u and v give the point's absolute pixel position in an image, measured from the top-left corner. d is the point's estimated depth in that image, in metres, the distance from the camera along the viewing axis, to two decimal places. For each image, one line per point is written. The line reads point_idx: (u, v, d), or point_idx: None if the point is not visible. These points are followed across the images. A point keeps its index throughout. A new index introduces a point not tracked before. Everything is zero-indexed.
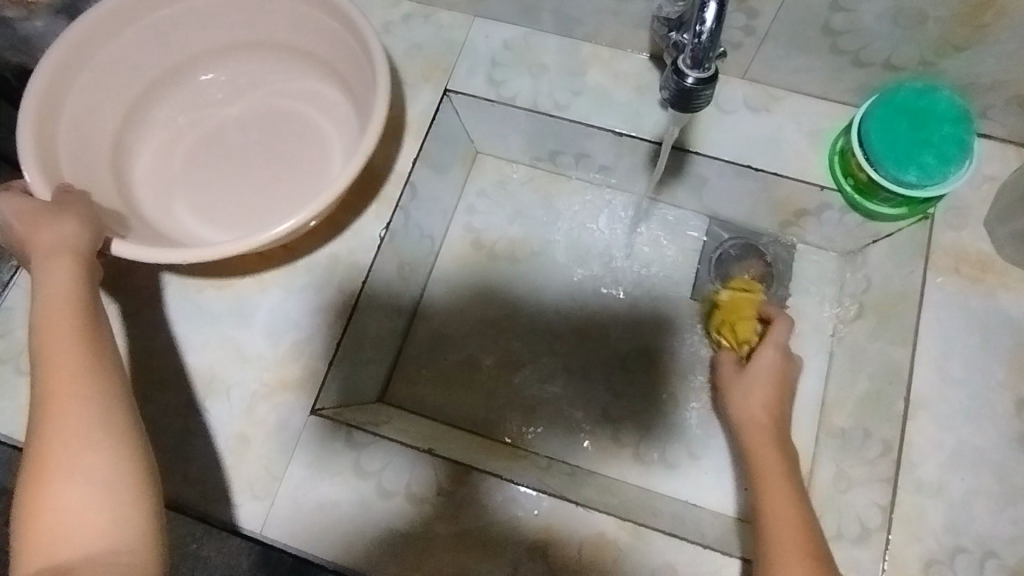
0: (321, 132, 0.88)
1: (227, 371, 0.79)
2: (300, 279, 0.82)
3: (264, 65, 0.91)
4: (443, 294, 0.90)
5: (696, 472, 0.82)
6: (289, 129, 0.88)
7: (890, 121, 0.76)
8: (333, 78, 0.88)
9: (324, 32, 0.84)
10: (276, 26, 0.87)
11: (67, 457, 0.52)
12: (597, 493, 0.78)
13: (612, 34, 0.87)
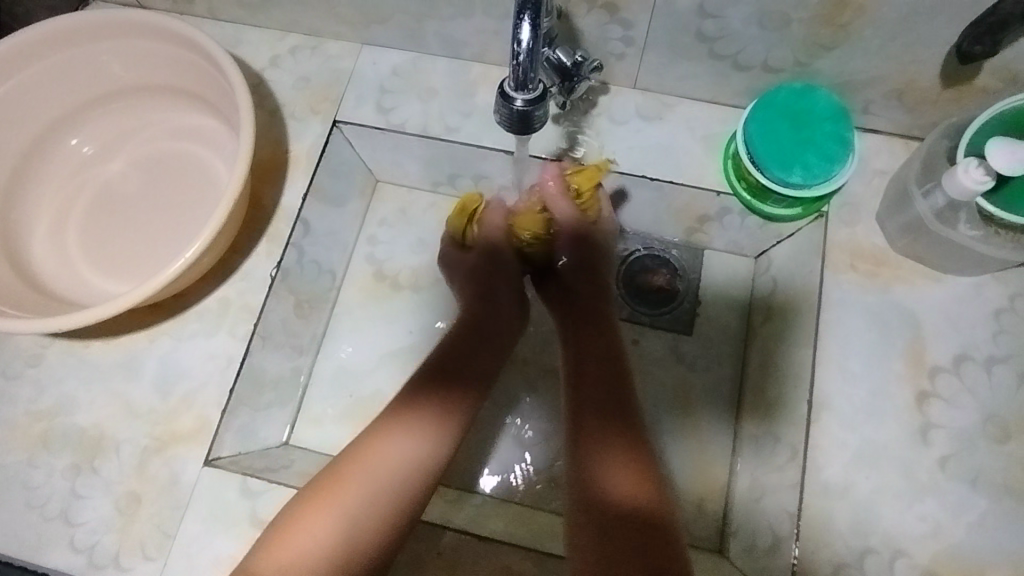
0: (201, 160, 0.87)
1: (116, 428, 0.76)
2: (190, 327, 0.79)
3: (136, 106, 0.89)
4: (347, 329, 0.88)
5: None
6: (173, 168, 0.87)
7: (772, 123, 0.76)
8: (203, 107, 0.87)
9: (182, 64, 0.83)
10: (140, 65, 0.85)
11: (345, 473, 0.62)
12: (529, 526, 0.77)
13: (498, 53, 0.87)
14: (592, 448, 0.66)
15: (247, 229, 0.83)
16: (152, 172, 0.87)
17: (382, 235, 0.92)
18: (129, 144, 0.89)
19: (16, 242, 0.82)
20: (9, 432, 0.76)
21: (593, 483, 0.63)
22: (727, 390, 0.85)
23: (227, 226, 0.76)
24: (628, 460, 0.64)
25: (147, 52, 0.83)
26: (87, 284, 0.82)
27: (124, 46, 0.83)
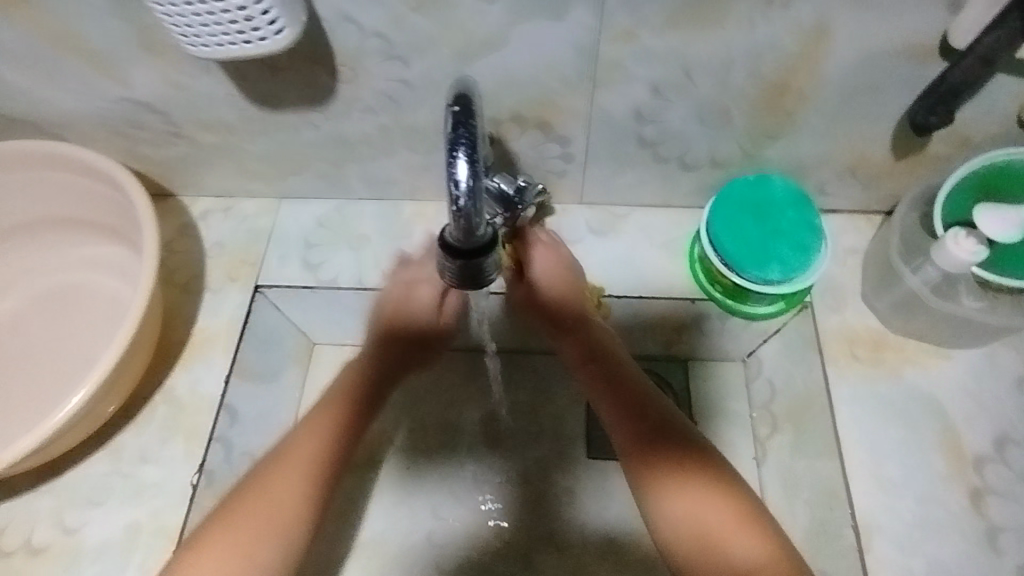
0: (130, 265, 0.74)
1: None
2: (88, 571, 0.62)
3: (54, 215, 0.75)
4: (443, 441, 0.81)
5: None
6: (75, 291, 0.75)
7: (735, 218, 0.71)
8: (103, 237, 0.75)
9: (76, 194, 0.72)
10: (60, 201, 0.74)
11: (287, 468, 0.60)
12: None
13: (430, 187, 0.80)
14: (664, 467, 0.61)
15: (156, 430, 0.69)
16: (44, 296, 0.75)
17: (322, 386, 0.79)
18: (27, 284, 0.75)
19: None
20: None
21: (695, 534, 0.58)
22: None
23: (134, 355, 0.65)
24: (685, 492, 0.59)
25: (13, 179, 0.71)
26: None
27: (28, 181, 0.72)
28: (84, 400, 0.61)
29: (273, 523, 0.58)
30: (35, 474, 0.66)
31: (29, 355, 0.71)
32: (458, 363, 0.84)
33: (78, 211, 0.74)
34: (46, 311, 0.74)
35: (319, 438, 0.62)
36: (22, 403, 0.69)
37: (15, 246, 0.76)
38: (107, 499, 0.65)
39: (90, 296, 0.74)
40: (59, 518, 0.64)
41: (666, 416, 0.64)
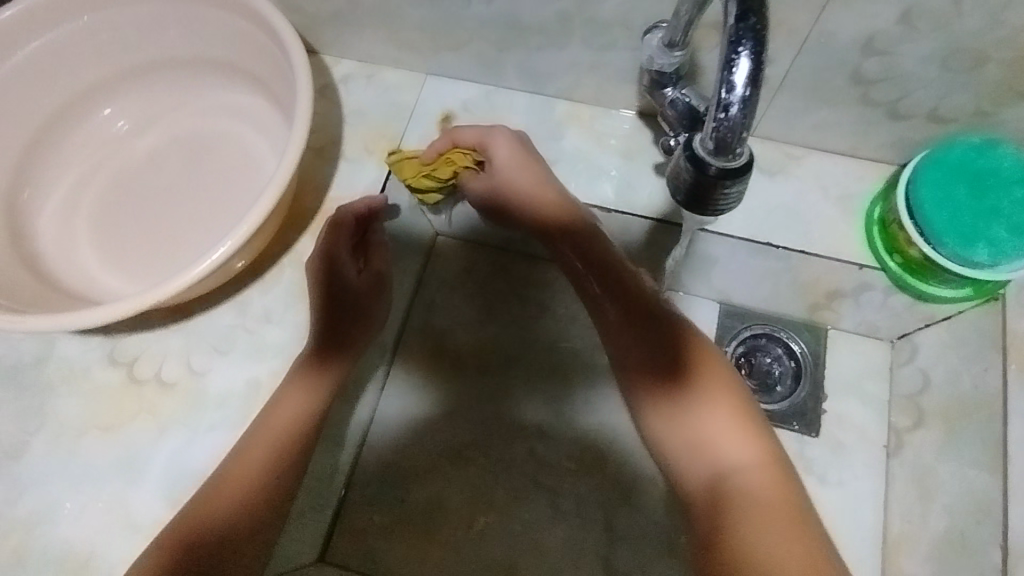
0: (273, 121, 0.71)
1: (111, 544, 0.60)
2: (209, 414, 0.64)
3: (203, 53, 0.72)
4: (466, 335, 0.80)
5: None
6: (217, 138, 0.73)
7: (948, 183, 0.61)
8: (250, 86, 0.72)
9: (230, 33, 0.68)
10: (213, 41, 0.70)
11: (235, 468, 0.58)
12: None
13: (592, 89, 0.72)
14: (679, 401, 0.56)
15: (283, 291, 0.68)
16: (187, 136, 0.73)
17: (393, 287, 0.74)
18: (174, 122, 0.74)
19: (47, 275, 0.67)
20: None
21: (703, 446, 0.54)
22: (863, 506, 0.69)
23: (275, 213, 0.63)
24: (714, 408, 0.55)
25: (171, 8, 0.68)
26: (108, 280, 0.68)
27: (184, 13, 0.68)
28: (223, 256, 0.59)
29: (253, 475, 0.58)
30: (167, 313, 0.67)
31: (169, 194, 0.71)
32: (453, 262, 0.82)
33: (228, 52, 0.70)
34: (188, 152, 0.72)
35: (285, 430, 0.60)
36: (160, 241, 0.69)
37: (163, 80, 0.74)
38: (231, 350, 0.66)
39: (232, 147, 0.72)
40: (186, 358, 0.66)
41: (679, 332, 0.59)
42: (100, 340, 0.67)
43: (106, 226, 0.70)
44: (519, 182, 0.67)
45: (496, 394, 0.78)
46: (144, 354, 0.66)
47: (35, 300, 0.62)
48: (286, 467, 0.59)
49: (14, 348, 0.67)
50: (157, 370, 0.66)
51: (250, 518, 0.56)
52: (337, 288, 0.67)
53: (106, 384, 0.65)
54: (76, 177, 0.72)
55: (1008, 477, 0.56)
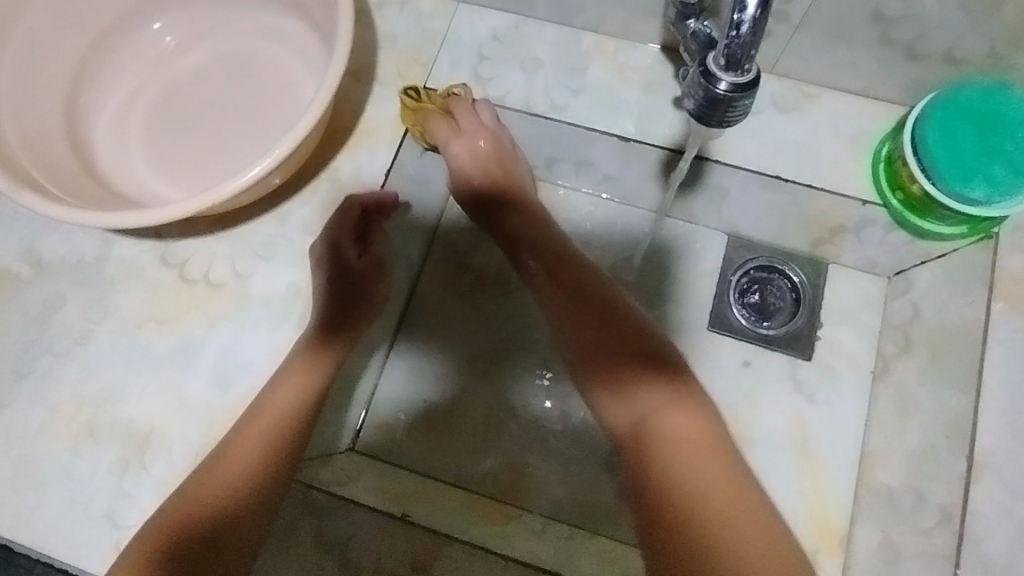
0: (312, 42, 0.75)
1: (167, 424, 0.67)
2: (254, 313, 0.70)
3: None
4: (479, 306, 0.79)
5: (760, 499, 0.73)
6: (258, 57, 0.77)
7: (954, 123, 0.64)
8: (289, 7, 0.76)
9: None
10: None
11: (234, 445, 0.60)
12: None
13: (618, 22, 0.74)
14: (668, 449, 0.54)
15: (321, 205, 0.73)
16: (229, 54, 0.77)
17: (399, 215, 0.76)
18: (216, 40, 0.78)
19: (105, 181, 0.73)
20: (51, 418, 0.68)
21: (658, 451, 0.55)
22: (848, 425, 0.75)
23: (316, 128, 0.67)
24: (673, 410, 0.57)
25: None
26: (159, 188, 0.73)
27: None
28: (264, 172, 0.64)
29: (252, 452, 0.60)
30: (214, 220, 0.73)
31: (214, 109, 0.75)
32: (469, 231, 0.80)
33: None
34: (231, 70, 0.76)
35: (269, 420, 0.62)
36: (206, 153, 0.74)
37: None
38: (274, 256, 0.72)
39: (272, 66, 0.76)
40: (233, 262, 0.72)
41: (641, 328, 0.62)
42: (153, 243, 0.73)
43: (157, 138, 0.75)
44: (468, 162, 0.75)
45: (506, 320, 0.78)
46: (194, 258, 0.72)
47: (94, 201, 0.67)
48: (281, 451, 0.61)
49: (78, 248, 0.74)
50: (206, 273, 0.72)
51: (257, 487, 0.58)
52: (357, 274, 0.72)
53: (160, 284, 0.72)
54: (128, 92, 0.77)
55: (979, 395, 0.62)
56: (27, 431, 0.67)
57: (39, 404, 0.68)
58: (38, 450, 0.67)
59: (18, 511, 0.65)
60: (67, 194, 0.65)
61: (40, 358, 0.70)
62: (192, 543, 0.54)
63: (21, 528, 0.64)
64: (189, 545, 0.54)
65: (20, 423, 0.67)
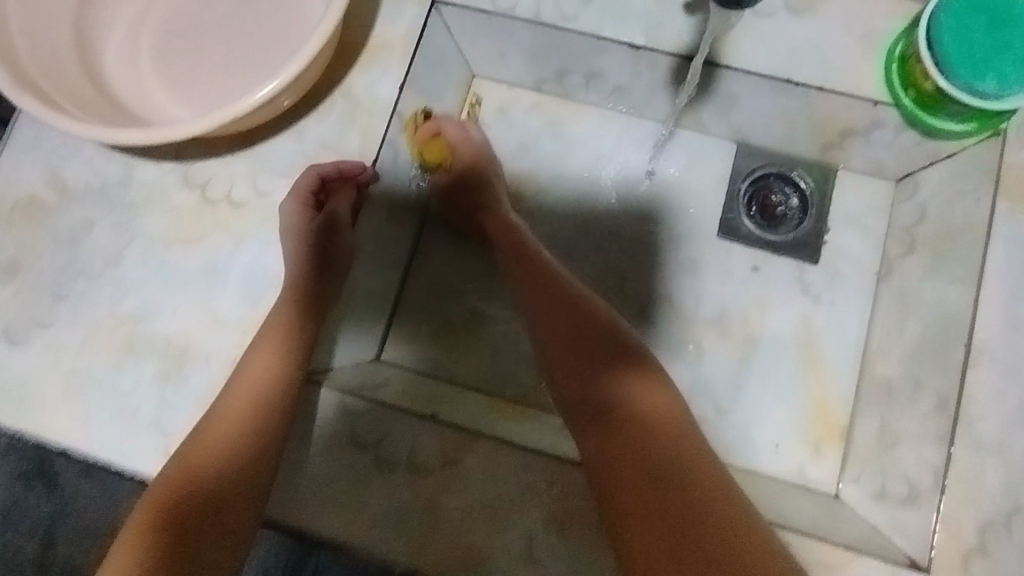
0: None
1: (202, 337, 0.70)
2: (278, 229, 0.73)
3: None
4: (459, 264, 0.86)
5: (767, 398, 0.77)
6: None
7: (971, 15, 0.64)
8: None
9: None
10: None
11: (212, 432, 0.62)
12: (409, 544, 0.64)
13: None
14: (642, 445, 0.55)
15: (336, 122, 0.74)
16: None
17: (401, 143, 0.78)
18: None
19: (120, 102, 0.73)
20: (92, 335, 0.71)
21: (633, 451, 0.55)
22: (850, 323, 0.78)
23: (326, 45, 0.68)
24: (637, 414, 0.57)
25: None
26: (173, 110, 0.74)
27: None
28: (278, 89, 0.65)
29: (232, 437, 0.61)
30: (231, 140, 0.74)
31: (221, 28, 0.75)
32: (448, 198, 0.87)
33: None
34: None
35: (243, 403, 0.63)
36: (218, 73, 0.74)
37: None
38: (293, 174, 0.74)
39: None
40: (253, 182, 0.74)
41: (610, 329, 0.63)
42: (173, 166, 0.75)
43: (168, 60, 0.76)
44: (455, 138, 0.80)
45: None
46: (214, 178, 0.74)
47: (112, 121, 0.68)
48: (261, 431, 0.62)
49: (100, 173, 0.75)
50: (229, 192, 0.74)
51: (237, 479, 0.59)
52: (329, 243, 0.72)
53: (184, 205, 0.74)
54: (136, 15, 0.77)
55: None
56: (70, 347, 0.71)
57: (80, 321, 0.71)
58: (83, 364, 0.70)
59: (69, 421, 0.69)
60: (86, 114, 0.67)
61: (75, 279, 0.72)
62: (167, 526, 0.55)
63: (72, 437, 0.69)
64: (164, 529, 0.55)
65: (64, 340, 0.71)
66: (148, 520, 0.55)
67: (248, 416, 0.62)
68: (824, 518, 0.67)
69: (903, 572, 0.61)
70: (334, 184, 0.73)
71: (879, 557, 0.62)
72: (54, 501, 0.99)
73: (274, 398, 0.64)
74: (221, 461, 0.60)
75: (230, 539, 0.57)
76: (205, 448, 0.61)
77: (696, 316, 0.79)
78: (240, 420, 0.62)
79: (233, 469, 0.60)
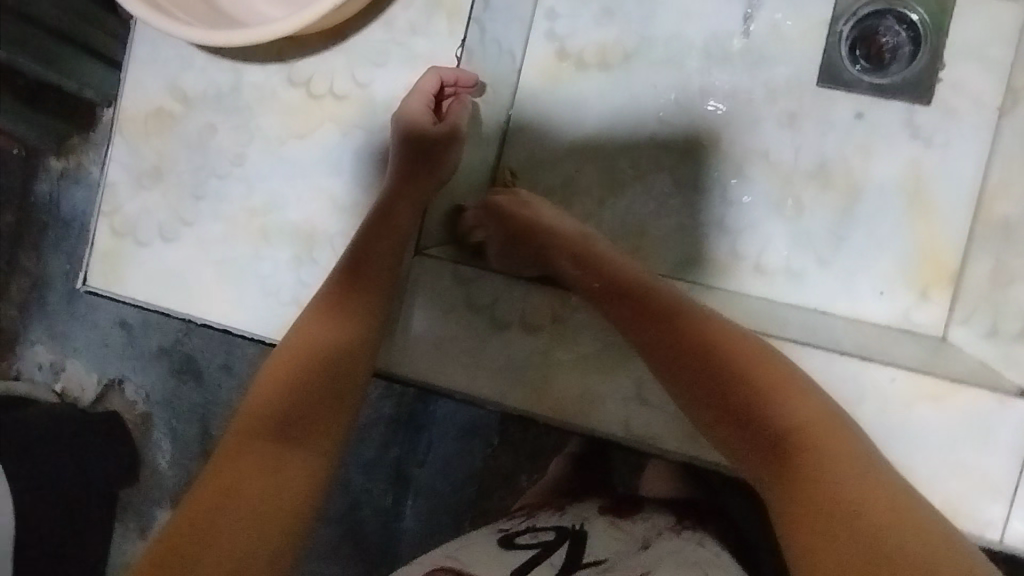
0: None
1: (327, 222, 0.77)
2: (382, 116, 0.77)
3: None
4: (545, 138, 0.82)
5: (872, 247, 0.76)
6: None
7: None
8: None
9: None
10: None
11: (272, 375, 0.64)
12: (530, 391, 0.71)
13: None
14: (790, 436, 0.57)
15: (422, 5, 0.75)
16: None
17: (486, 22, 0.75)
18: None
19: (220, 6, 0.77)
20: (232, 228, 0.80)
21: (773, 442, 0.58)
22: (964, 165, 0.75)
23: None
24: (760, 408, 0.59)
25: None
26: (265, 10, 0.79)
27: None
28: None
29: (282, 381, 0.63)
30: (324, 34, 0.77)
31: None
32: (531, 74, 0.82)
33: None
34: None
35: (305, 349, 0.65)
36: None
37: None
38: (387, 61, 0.76)
39: None
40: (352, 73, 0.77)
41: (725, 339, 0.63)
42: (277, 66, 0.79)
43: None
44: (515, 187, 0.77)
45: (616, 101, 0.81)
46: (315, 74, 0.78)
47: (216, 23, 0.73)
48: (313, 377, 0.64)
49: (213, 79, 0.81)
50: (331, 85, 0.78)
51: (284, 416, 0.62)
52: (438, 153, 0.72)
53: (292, 102, 0.79)
54: None
55: None
56: (215, 240, 0.80)
57: (219, 217, 0.80)
58: (229, 254, 0.80)
59: (225, 302, 0.79)
60: (193, 18, 0.71)
61: (209, 180, 0.80)
62: (260, 436, 0.60)
63: (229, 316, 0.79)
64: (267, 440, 0.60)
65: (209, 234, 0.80)
66: (245, 434, 0.61)
67: (309, 362, 0.64)
68: (928, 357, 0.69)
69: (1013, 401, 0.63)
70: (448, 94, 0.74)
71: (988, 389, 0.64)
72: (206, 393, 1.13)
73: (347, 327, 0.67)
74: (276, 403, 0.62)
75: (319, 449, 0.62)
76: (265, 387, 0.63)
77: (796, 172, 0.78)
78: (297, 368, 0.64)
79: (288, 413, 0.62)
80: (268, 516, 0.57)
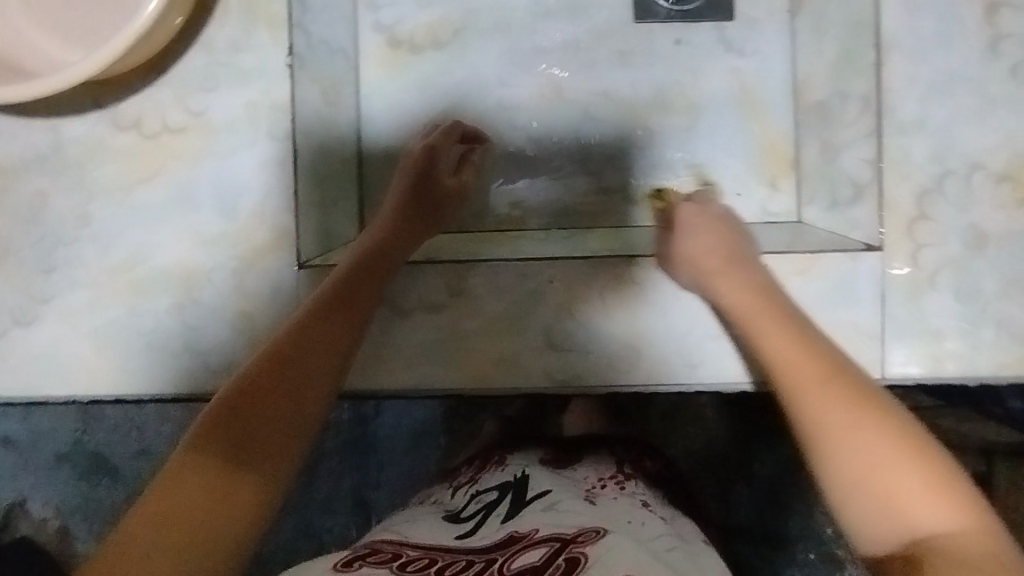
0: None
1: (199, 259, 0.74)
2: (225, 140, 0.74)
3: None
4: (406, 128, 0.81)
5: (721, 154, 0.83)
6: None
7: None
8: None
9: None
10: None
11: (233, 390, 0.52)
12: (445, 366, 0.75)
13: None
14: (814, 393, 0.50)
15: (236, 20, 0.73)
16: None
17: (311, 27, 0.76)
18: None
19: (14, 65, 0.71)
20: (97, 292, 0.74)
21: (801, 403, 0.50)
22: (776, 63, 0.82)
23: None
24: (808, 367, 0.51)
25: None
26: (67, 57, 0.73)
27: None
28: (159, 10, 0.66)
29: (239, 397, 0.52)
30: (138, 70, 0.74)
31: None
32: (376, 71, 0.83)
33: None
34: None
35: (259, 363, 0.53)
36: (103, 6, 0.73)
37: None
38: (217, 84, 0.74)
39: None
40: (183, 103, 0.74)
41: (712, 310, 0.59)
42: (97, 113, 0.74)
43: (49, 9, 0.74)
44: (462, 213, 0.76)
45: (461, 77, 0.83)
46: (143, 112, 0.74)
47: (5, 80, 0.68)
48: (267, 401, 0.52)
49: (29, 143, 0.75)
50: (165, 120, 0.74)
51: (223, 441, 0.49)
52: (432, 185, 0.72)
53: (125, 146, 0.74)
54: None
55: None
56: (81, 309, 0.74)
57: (79, 284, 0.74)
58: (101, 320, 0.74)
59: (111, 370, 0.75)
60: None
61: (55, 249, 0.74)
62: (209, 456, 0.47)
63: (121, 383, 0.75)
64: (218, 453, 0.48)
65: (72, 305, 0.75)
66: (202, 440, 0.48)
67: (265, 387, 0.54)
68: (786, 238, 0.77)
69: (861, 256, 0.73)
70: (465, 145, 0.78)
71: (840, 251, 0.73)
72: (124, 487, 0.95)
73: (325, 339, 0.56)
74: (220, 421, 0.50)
75: (269, 471, 0.48)
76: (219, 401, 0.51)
77: (639, 103, 0.83)
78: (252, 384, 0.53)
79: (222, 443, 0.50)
80: (220, 544, 0.44)
